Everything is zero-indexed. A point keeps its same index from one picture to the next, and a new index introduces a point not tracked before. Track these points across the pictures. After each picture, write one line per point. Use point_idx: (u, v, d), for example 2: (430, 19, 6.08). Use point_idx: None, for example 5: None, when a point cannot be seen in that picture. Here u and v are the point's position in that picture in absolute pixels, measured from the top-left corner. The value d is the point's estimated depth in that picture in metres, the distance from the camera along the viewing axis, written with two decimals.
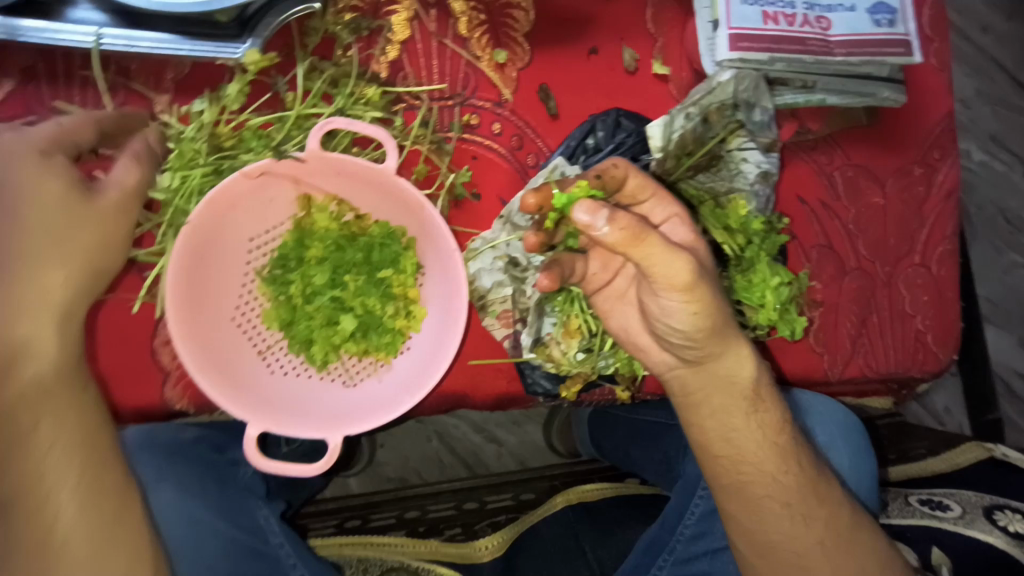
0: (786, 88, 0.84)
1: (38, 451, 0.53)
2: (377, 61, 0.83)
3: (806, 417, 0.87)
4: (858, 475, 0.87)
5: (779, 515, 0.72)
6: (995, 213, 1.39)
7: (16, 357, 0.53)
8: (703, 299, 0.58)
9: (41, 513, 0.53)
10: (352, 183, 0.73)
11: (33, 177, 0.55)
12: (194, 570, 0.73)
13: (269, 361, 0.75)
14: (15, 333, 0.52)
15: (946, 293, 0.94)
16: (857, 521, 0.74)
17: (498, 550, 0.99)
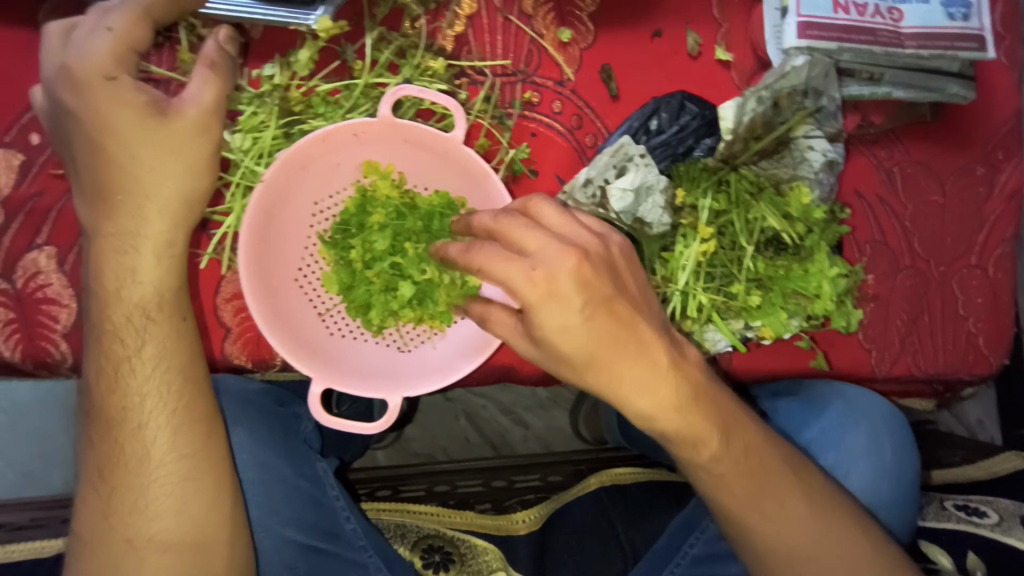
0: (853, 79, 0.83)
1: (144, 376, 0.68)
2: (444, 34, 0.84)
3: (842, 410, 0.91)
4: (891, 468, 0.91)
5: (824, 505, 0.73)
6: None
7: (127, 284, 0.68)
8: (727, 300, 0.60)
9: (141, 432, 0.68)
10: (419, 153, 0.75)
11: (113, 104, 0.64)
12: (263, 511, 0.78)
13: (328, 322, 0.77)
14: (127, 263, 0.68)
15: (1002, 296, 0.92)
16: None
17: (536, 525, 1.00)
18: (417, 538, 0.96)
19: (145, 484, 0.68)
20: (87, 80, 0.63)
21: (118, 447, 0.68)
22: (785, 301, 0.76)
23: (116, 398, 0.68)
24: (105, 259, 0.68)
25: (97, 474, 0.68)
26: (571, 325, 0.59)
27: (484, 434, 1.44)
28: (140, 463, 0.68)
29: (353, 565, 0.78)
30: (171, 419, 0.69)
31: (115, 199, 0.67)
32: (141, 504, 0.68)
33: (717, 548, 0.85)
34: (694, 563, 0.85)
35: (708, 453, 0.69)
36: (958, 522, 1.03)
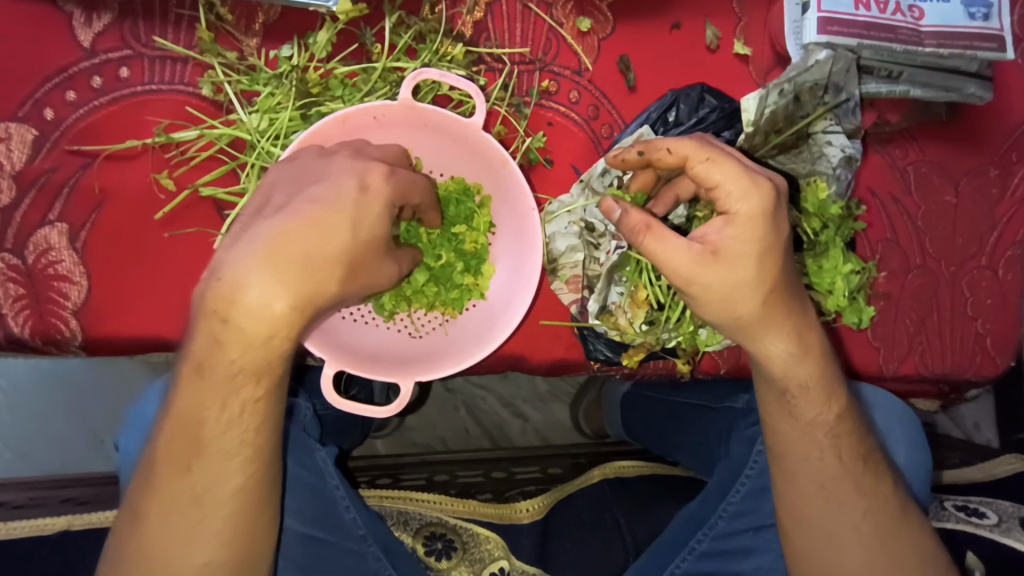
0: (871, 76, 0.83)
1: (219, 412, 0.59)
2: (463, 20, 0.83)
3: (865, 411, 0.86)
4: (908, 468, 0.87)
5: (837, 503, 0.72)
6: None
7: (234, 318, 0.54)
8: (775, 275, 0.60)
9: (204, 468, 0.60)
10: (435, 137, 0.74)
11: (355, 209, 0.55)
12: None
13: (340, 305, 0.77)
14: (230, 294, 0.54)
15: (1011, 298, 0.92)
16: (905, 517, 0.73)
17: (538, 514, 1.00)
18: (419, 525, 0.96)
19: (195, 524, 0.60)
20: (342, 189, 0.55)
21: (177, 481, 0.60)
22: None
23: (211, 425, 0.59)
24: (232, 299, 0.54)
25: (180, 497, 0.60)
26: (744, 272, 0.59)
27: (484, 426, 1.44)
28: (214, 493, 0.60)
29: (351, 554, 0.78)
30: (242, 465, 0.61)
31: (292, 254, 0.53)
32: (199, 533, 0.60)
33: (723, 543, 0.84)
34: (701, 558, 0.84)
35: (831, 413, 0.71)
36: (959, 522, 1.04)
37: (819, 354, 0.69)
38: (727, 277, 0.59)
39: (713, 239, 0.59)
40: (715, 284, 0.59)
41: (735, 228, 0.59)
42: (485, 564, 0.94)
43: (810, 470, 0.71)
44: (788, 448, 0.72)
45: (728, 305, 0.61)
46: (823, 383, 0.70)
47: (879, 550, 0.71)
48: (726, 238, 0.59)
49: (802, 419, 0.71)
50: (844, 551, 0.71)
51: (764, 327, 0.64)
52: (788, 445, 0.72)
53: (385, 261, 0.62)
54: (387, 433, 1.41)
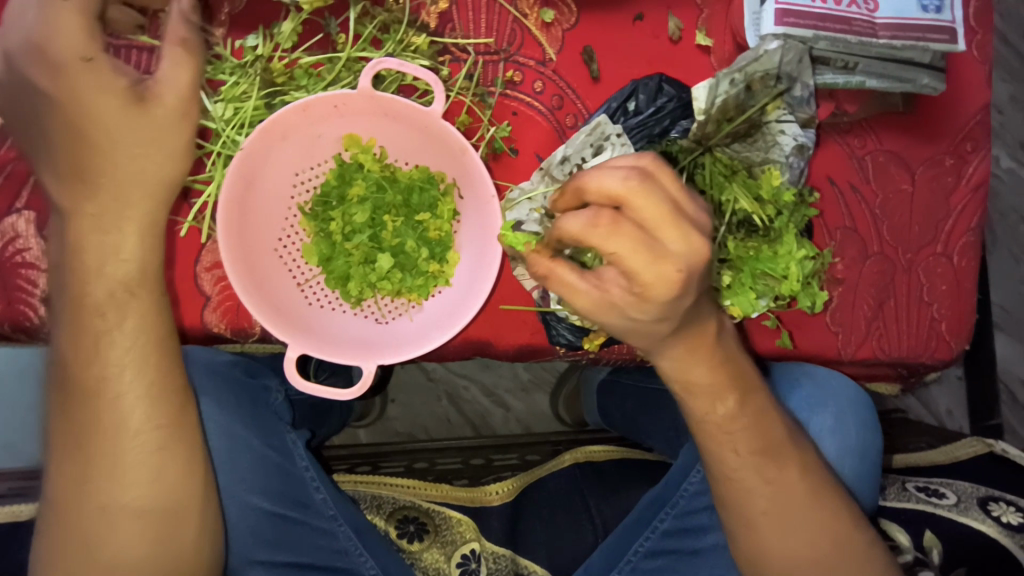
0: (827, 67, 0.85)
1: (114, 349, 0.64)
2: (427, 11, 0.85)
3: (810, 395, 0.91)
4: (857, 449, 0.92)
5: (779, 485, 0.74)
6: (1017, 220, 1.57)
7: (110, 259, 0.64)
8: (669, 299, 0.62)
9: (114, 406, 0.64)
10: (399, 126, 0.76)
11: (92, 90, 0.61)
12: (228, 480, 0.77)
13: (307, 292, 0.78)
14: (108, 238, 0.64)
15: (965, 284, 0.95)
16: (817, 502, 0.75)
17: (508, 496, 1.00)
18: (393, 509, 0.97)
19: (117, 457, 0.64)
20: (66, 59, 0.60)
21: (95, 420, 0.64)
22: (751, 282, 0.79)
23: (89, 358, 0.64)
24: (71, 236, 0.64)
25: (72, 444, 0.64)
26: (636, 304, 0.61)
27: (465, 415, 1.49)
28: (113, 435, 0.64)
29: (322, 533, 0.80)
30: (148, 391, 0.66)
31: (82, 164, 0.63)
32: (115, 473, 0.64)
33: (685, 522, 0.86)
34: (663, 536, 0.86)
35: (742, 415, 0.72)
36: (919, 502, 1.06)
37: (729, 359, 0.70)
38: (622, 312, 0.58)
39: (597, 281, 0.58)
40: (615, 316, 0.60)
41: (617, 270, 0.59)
42: (457, 547, 0.94)
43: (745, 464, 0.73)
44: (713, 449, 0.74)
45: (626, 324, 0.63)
46: (730, 381, 0.71)
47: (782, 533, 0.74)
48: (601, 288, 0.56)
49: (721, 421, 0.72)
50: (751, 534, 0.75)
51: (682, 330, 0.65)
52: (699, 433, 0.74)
53: (121, 127, 0.63)
54: (370, 422, 1.46)
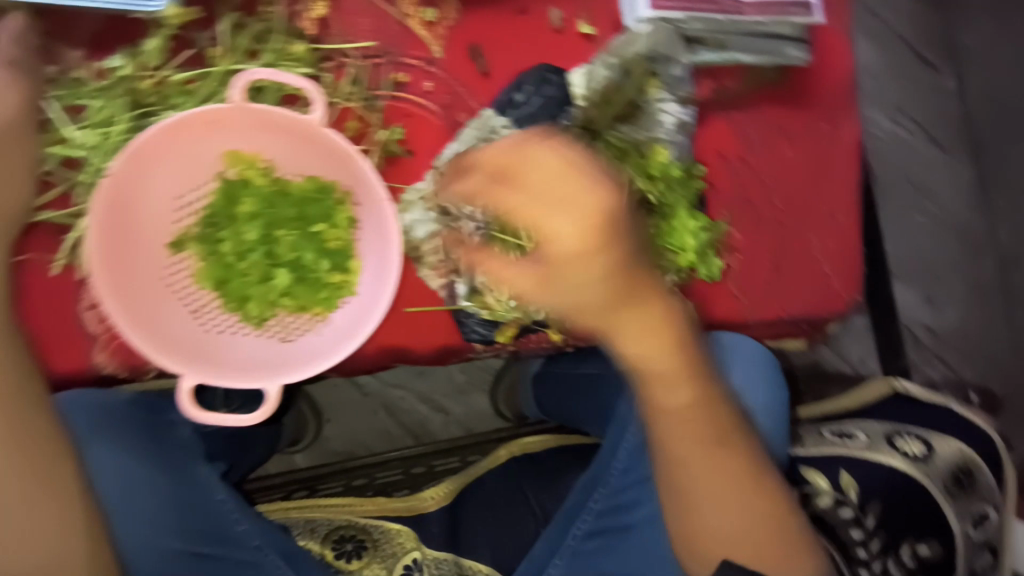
0: (703, 46, 0.89)
1: None
2: (303, 18, 0.82)
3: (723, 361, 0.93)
4: (766, 404, 0.95)
5: (713, 477, 0.76)
6: None
7: None
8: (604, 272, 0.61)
9: None
10: (280, 137, 0.73)
11: None
12: (132, 522, 0.78)
13: (202, 320, 0.74)
14: None
15: (850, 238, 1.01)
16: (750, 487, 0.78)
17: (445, 499, 0.99)
18: (327, 531, 0.94)
19: None
20: None
21: None
22: (652, 257, 0.82)
23: None
24: None
25: None
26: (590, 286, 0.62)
27: (405, 425, 1.47)
28: None
29: (242, 565, 0.79)
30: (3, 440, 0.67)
31: None
32: None
33: (616, 498, 0.88)
34: (599, 517, 0.88)
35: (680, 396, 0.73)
36: (834, 445, 1.14)
37: (671, 345, 0.69)
38: (578, 279, 0.61)
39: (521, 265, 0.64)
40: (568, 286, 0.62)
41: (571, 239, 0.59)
42: (398, 559, 0.93)
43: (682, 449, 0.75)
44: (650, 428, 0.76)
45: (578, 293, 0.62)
46: (686, 369, 0.72)
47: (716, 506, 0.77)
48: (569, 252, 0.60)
49: (663, 404, 0.74)
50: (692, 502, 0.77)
51: (610, 314, 0.65)
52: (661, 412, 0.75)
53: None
54: (306, 445, 1.43)
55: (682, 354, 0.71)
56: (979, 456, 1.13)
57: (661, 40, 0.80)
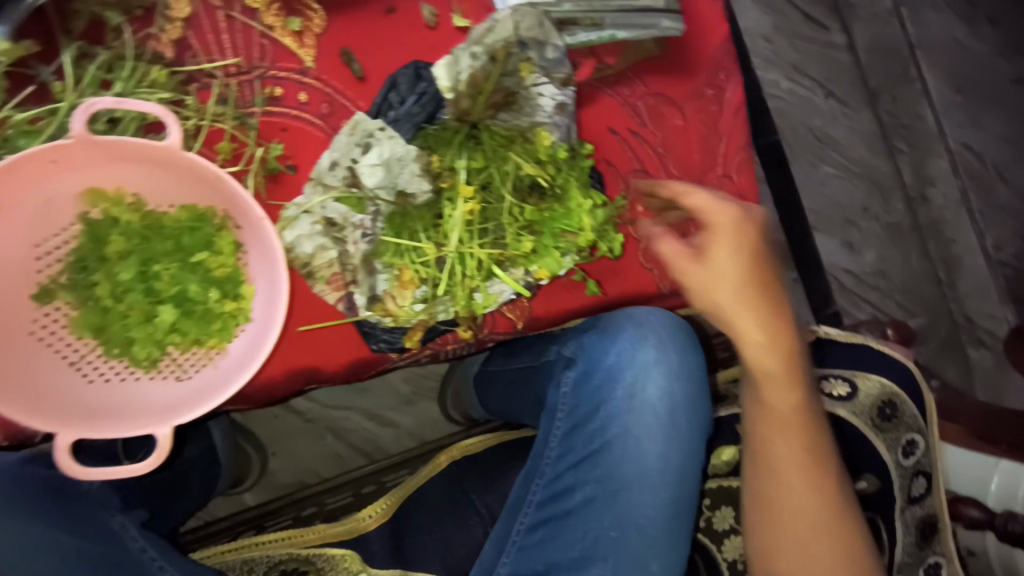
0: (577, 27, 0.90)
1: None
2: (157, 40, 0.77)
3: (632, 340, 0.86)
4: (681, 370, 0.86)
5: (806, 502, 0.80)
6: (806, 132, 1.80)
7: None
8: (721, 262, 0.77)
9: None
10: (142, 168, 0.69)
11: None
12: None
13: (84, 370, 0.70)
14: None
15: (748, 197, 1.04)
16: (813, 502, 0.80)
17: (384, 516, 0.97)
18: (267, 569, 0.91)
19: None
20: None
21: None
22: (550, 243, 0.81)
23: None
24: None
25: None
26: (724, 267, 0.77)
27: (355, 446, 1.42)
28: None
29: None
30: None
31: None
32: None
33: (555, 487, 0.87)
34: (540, 507, 0.87)
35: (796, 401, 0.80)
36: None
37: (788, 352, 0.79)
38: (725, 262, 0.77)
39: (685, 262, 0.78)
40: (730, 261, 0.77)
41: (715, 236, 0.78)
42: None
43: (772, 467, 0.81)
44: (765, 449, 0.82)
45: (710, 286, 0.78)
46: (796, 370, 0.79)
47: (813, 519, 0.80)
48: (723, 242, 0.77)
49: (755, 417, 0.82)
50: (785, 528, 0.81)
51: (750, 303, 0.77)
52: (767, 438, 0.81)
53: None
54: (251, 484, 1.37)
55: (785, 355, 0.78)
56: (899, 387, 1.18)
57: (532, 22, 0.77)
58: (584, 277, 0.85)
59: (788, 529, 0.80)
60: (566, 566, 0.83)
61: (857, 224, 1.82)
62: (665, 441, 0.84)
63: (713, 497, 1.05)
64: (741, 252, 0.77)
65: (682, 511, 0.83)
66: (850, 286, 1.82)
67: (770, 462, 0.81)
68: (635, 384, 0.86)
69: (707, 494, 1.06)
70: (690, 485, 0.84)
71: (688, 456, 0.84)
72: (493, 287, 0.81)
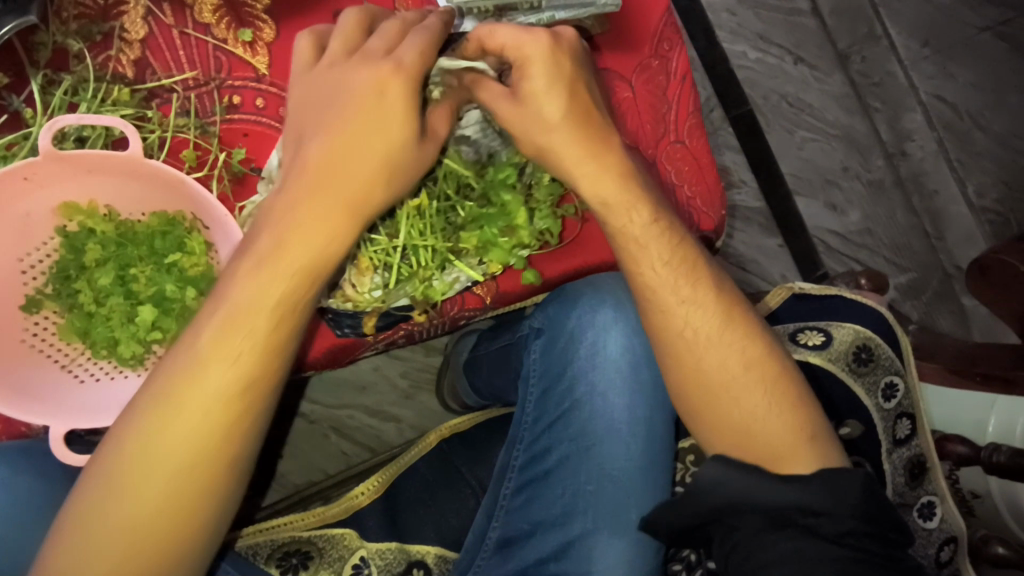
0: (517, 11, 0.91)
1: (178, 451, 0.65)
2: (118, 60, 0.83)
3: (592, 310, 0.90)
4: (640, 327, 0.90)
5: (738, 376, 0.79)
6: (778, 99, 1.81)
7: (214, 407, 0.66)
8: (545, 90, 0.74)
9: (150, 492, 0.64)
10: (112, 180, 0.74)
11: None
12: None
13: (76, 372, 0.77)
14: None
15: (703, 160, 1.07)
16: (761, 377, 0.80)
17: (378, 492, 0.99)
18: (271, 551, 0.92)
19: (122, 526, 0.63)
20: None
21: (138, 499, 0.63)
22: (497, 237, 0.84)
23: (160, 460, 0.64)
24: None
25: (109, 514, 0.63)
26: (551, 101, 0.74)
27: (362, 442, 1.46)
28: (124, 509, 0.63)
29: None
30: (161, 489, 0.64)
31: None
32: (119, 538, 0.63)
33: (535, 449, 0.91)
34: (522, 472, 0.91)
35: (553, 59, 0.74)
36: None
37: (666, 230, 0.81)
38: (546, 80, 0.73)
39: (503, 108, 0.74)
40: (542, 129, 0.75)
41: (543, 93, 0.74)
42: (346, 560, 0.93)
43: (721, 394, 0.79)
44: (691, 339, 0.80)
45: (536, 113, 0.74)
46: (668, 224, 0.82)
47: (763, 423, 0.79)
48: (554, 140, 0.75)
49: (680, 307, 0.81)
50: (741, 427, 0.79)
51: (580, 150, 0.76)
52: (688, 318, 0.80)
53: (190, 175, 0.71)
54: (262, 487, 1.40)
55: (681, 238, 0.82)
56: (873, 331, 1.20)
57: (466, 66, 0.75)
58: (525, 266, 0.89)
59: (733, 421, 0.79)
60: (550, 524, 0.86)
61: (839, 184, 1.84)
62: (631, 397, 0.88)
63: (696, 453, 1.08)
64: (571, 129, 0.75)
65: (654, 461, 0.87)
66: (836, 246, 1.83)
67: (695, 359, 0.80)
68: (597, 344, 0.90)
69: (688, 451, 1.08)
70: (659, 435, 0.88)
71: (656, 408, 0.88)
72: (448, 275, 0.86)
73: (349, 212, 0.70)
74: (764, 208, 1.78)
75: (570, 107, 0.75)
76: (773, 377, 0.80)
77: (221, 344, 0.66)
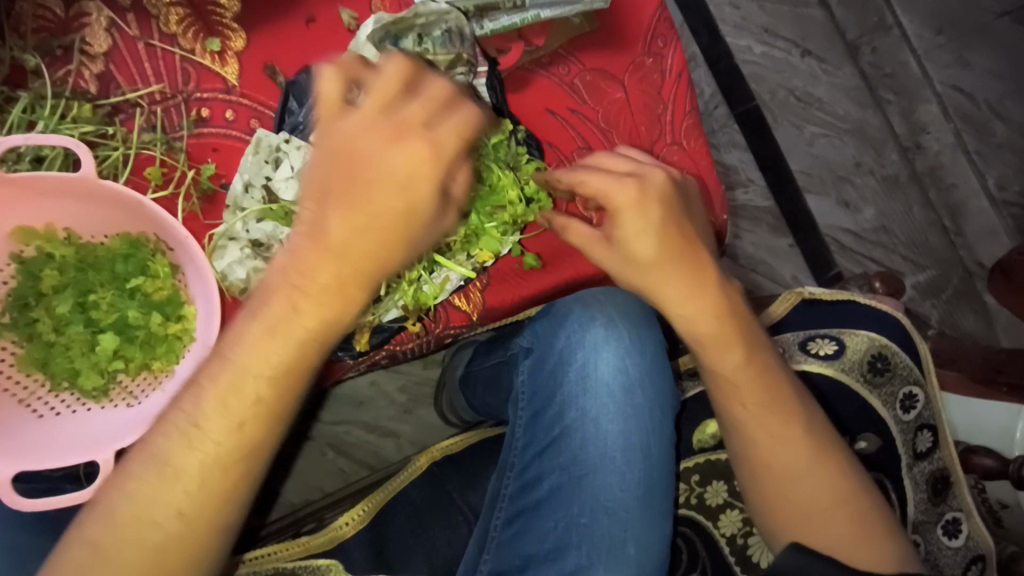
0: (499, 11, 0.88)
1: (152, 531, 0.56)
2: (81, 75, 0.80)
3: (597, 350, 0.85)
4: (634, 346, 0.85)
5: (799, 461, 0.77)
6: (786, 94, 1.73)
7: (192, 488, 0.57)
8: (645, 212, 0.73)
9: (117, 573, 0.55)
10: (67, 202, 0.69)
11: None
12: None
13: (36, 408, 0.72)
14: None
15: (702, 162, 1.01)
16: (821, 463, 0.78)
17: (363, 522, 0.93)
18: None
19: None
20: None
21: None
22: (484, 225, 0.81)
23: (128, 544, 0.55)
24: None
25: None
26: (646, 238, 0.73)
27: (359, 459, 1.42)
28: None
29: None
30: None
31: None
32: None
33: (525, 478, 0.85)
34: (512, 501, 0.86)
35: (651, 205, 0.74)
36: None
37: (735, 323, 0.77)
38: (635, 228, 0.73)
39: (595, 248, 0.77)
40: (635, 228, 0.73)
41: (638, 208, 0.74)
42: None
43: (780, 474, 0.77)
44: (752, 423, 0.77)
45: (626, 241, 0.74)
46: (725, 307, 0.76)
47: (824, 515, 0.76)
48: (648, 249, 0.73)
49: (740, 388, 0.77)
50: (801, 516, 0.77)
51: (667, 261, 0.74)
52: (750, 403, 0.77)
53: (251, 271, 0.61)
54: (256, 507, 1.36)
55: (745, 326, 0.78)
56: (890, 339, 1.13)
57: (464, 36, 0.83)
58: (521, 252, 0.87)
59: (793, 508, 0.77)
60: (541, 558, 0.80)
61: (851, 180, 1.76)
62: (627, 422, 0.82)
63: (701, 473, 1.02)
64: (662, 242, 0.73)
65: (653, 489, 0.81)
66: (850, 245, 1.75)
67: (757, 444, 0.77)
68: (587, 366, 0.84)
69: (693, 471, 1.02)
70: (657, 463, 0.82)
71: (653, 432, 0.83)
72: (437, 277, 0.81)
73: (363, 282, 0.60)
74: (774, 207, 1.71)
75: (661, 240, 0.74)
76: (833, 466, 0.78)
77: (225, 401, 0.57)
